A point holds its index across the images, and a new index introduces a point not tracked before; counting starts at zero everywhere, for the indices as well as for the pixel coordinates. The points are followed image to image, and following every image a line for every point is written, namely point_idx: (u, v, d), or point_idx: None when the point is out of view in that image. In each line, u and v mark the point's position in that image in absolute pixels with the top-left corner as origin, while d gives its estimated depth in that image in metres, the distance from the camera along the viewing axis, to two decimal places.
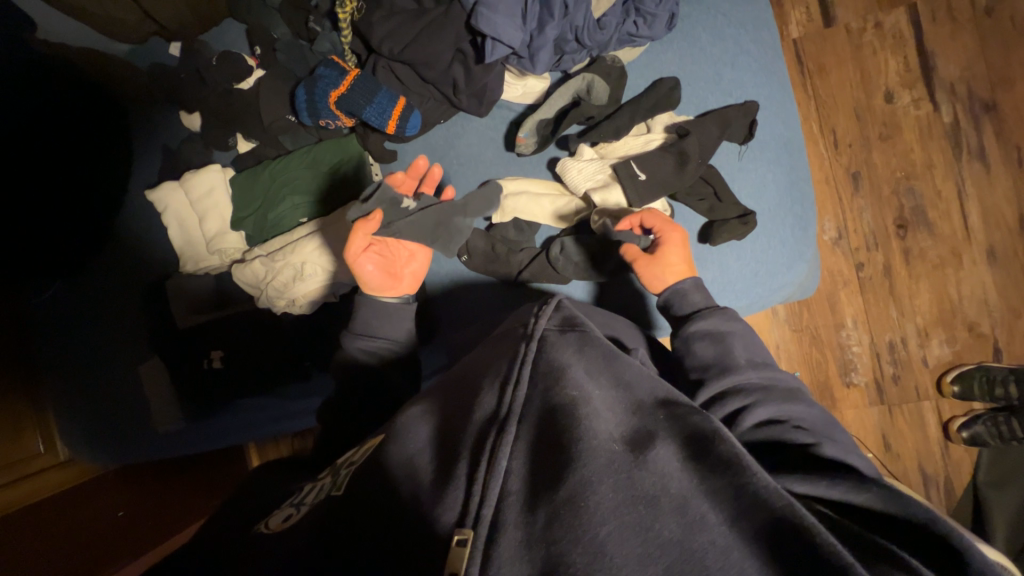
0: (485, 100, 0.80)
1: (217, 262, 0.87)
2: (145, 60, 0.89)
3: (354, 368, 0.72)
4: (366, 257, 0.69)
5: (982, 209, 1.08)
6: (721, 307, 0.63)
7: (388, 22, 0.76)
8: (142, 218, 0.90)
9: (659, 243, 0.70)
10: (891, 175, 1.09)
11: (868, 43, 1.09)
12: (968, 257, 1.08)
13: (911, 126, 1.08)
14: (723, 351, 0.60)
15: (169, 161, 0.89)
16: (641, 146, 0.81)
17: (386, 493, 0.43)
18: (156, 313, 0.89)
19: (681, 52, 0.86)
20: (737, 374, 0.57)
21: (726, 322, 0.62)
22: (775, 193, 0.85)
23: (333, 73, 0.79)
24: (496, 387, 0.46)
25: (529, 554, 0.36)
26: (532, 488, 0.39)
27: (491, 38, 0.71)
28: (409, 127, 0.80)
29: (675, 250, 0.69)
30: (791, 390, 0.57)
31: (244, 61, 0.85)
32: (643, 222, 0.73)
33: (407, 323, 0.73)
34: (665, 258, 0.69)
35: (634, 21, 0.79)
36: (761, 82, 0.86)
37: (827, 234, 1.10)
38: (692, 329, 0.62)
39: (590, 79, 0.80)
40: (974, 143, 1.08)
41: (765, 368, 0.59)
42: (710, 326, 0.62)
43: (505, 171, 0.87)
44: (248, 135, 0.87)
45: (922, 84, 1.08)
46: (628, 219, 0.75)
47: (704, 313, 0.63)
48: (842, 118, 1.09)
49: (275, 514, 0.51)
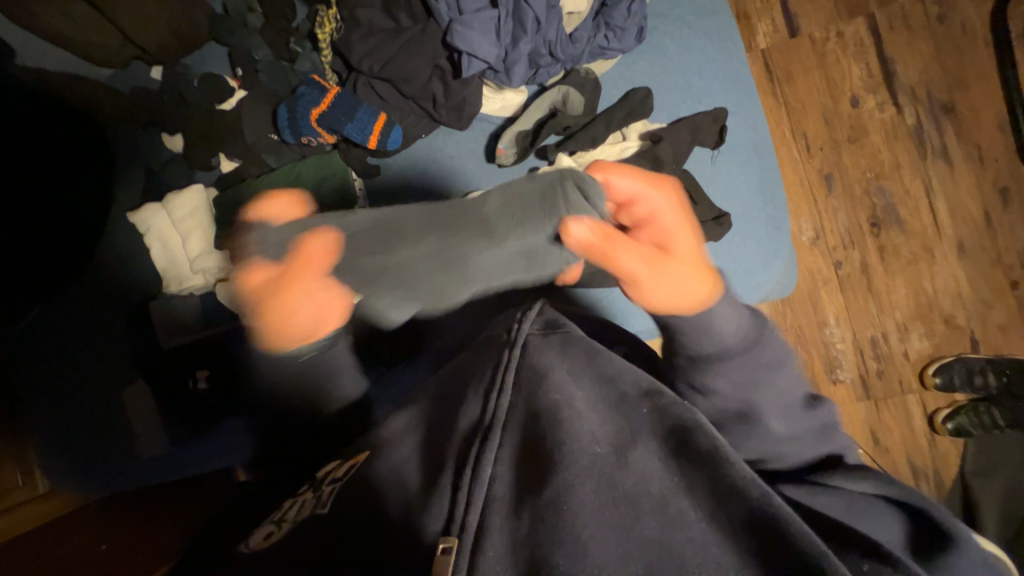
0: (464, 114, 0.82)
1: (201, 282, 0.86)
2: (126, 83, 0.90)
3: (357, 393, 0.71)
4: (305, 299, 0.60)
5: (949, 205, 1.13)
6: (758, 334, 0.55)
7: (368, 41, 0.79)
8: (123, 240, 0.89)
9: (654, 239, 0.53)
10: (861, 176, 1.13)
11: (832, 52, 1.14)
12: (940, 253, 1.12)
13: (876, 128, 1.13)
14: (762, 388, 0.55)
15: (151, 182, 0.90)
16: (617, 153, 0.84)
17: (378, 505, 0.43)
18: (140, 335, 0.88)
19: (652, 63, 0.90)
20: (768, 420, 0.55)
21: (774, 354, 0.56)
22: (747, 194, 0.89)
23: (314, 90, 0.81)
24: (480, 394, 0.47)
25: (514, 557, 0.36)
26: (516, 492, 0.40)
27: (467, 54, 0.74)
28: (390, 141, 0.82)
29: (679, 239, 0.53)
30: (823, 427, 0.57)
31: (226, 82, 0.86)
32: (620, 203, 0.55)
33: (338, 370, 0.72)
34: (671, 257, 0.52)
35: (604, 36, 0.83)
36: (729, 89, 0.90)
37: (805, 234, 1.13)
38: (723, 368, 0.54)
39: (566, 91, 0.84)
40: (936, 143, 1.13)
41: (800, 410, 0.56)
42: (752, 363, 0.54)
43: (487, 181, 0.88)
44: (230, 155, 0.87)
45: (884, 89, 1.13)
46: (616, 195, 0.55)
47: (742, 351, 0.54)
48: (812, 123, 1.14)
49: (256, 531, 0.50)
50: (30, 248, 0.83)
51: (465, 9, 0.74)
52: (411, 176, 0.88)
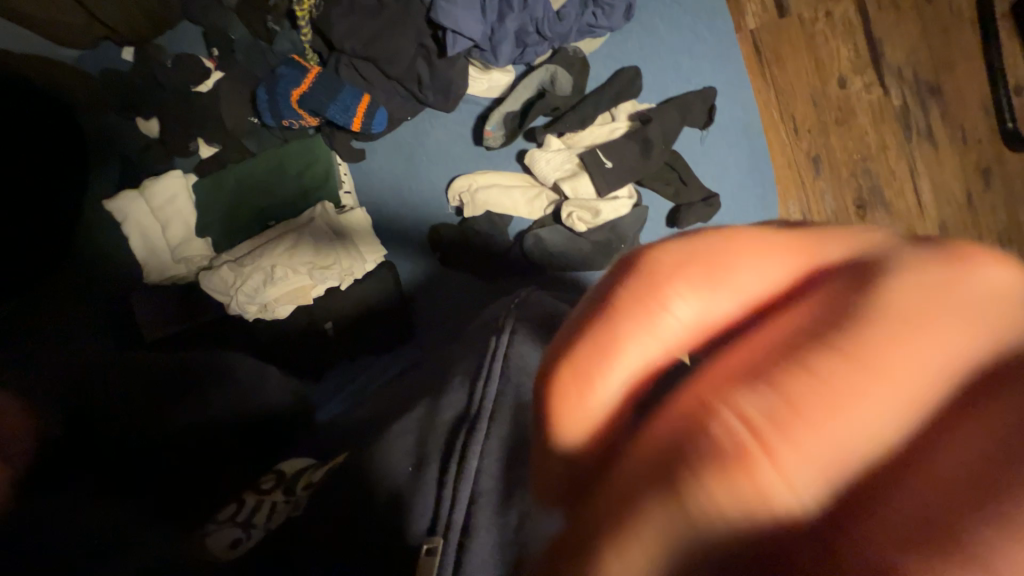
0: (452, 94, 0.80)
1: (184, 272, 0.83)
2: (96, 66, 0.86)
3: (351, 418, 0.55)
4: None
5: (932, 186, 1.14)
6: None
7: (348, 19, 0.76)
8: (101, 230, 0.87)
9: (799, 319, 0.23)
10: (849, 158, 1.14)
11: (821, 32, 1.13)
12: (924, 233, 1.14)
13: (863, 109, 1.13)
14: None
15: (127, 170, 0.86)
16: (606, 134, 0.83)
17: (367, 492, 0.44)
18: (121, 326, 0.84)
19: (641, 42, 0.88)
20: None
21: None
22: (736, 176, 0.89)
23: (294, 71, 0.78)
24: (466, 382, 0.48)
25: (501, 553, 0.39)
26: (501, 487, 0.41)
27: (452, 31, 0.73)
28: (375, 124, 0.80)
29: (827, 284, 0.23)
30: None
31: (202, 63, 0.83)
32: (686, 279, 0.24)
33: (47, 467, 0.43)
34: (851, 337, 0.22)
35: (592, 12, 0.81)
36: (718, 70, 0.89)
37: (794, 216, 1.14)
38: None
39: (552, 71, 0.81)
40: (922, 124, 1.13)
41: None
42: None
43: (474, 166, 0.88)
44: (209, 140, 0.84)
45: (872, 70, 1.13)
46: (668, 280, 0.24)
47: None
48: (800, 104, 1.13)
49: (216, 532, 0.50)
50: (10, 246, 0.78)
51: None
52: (399, 159, 0.88)
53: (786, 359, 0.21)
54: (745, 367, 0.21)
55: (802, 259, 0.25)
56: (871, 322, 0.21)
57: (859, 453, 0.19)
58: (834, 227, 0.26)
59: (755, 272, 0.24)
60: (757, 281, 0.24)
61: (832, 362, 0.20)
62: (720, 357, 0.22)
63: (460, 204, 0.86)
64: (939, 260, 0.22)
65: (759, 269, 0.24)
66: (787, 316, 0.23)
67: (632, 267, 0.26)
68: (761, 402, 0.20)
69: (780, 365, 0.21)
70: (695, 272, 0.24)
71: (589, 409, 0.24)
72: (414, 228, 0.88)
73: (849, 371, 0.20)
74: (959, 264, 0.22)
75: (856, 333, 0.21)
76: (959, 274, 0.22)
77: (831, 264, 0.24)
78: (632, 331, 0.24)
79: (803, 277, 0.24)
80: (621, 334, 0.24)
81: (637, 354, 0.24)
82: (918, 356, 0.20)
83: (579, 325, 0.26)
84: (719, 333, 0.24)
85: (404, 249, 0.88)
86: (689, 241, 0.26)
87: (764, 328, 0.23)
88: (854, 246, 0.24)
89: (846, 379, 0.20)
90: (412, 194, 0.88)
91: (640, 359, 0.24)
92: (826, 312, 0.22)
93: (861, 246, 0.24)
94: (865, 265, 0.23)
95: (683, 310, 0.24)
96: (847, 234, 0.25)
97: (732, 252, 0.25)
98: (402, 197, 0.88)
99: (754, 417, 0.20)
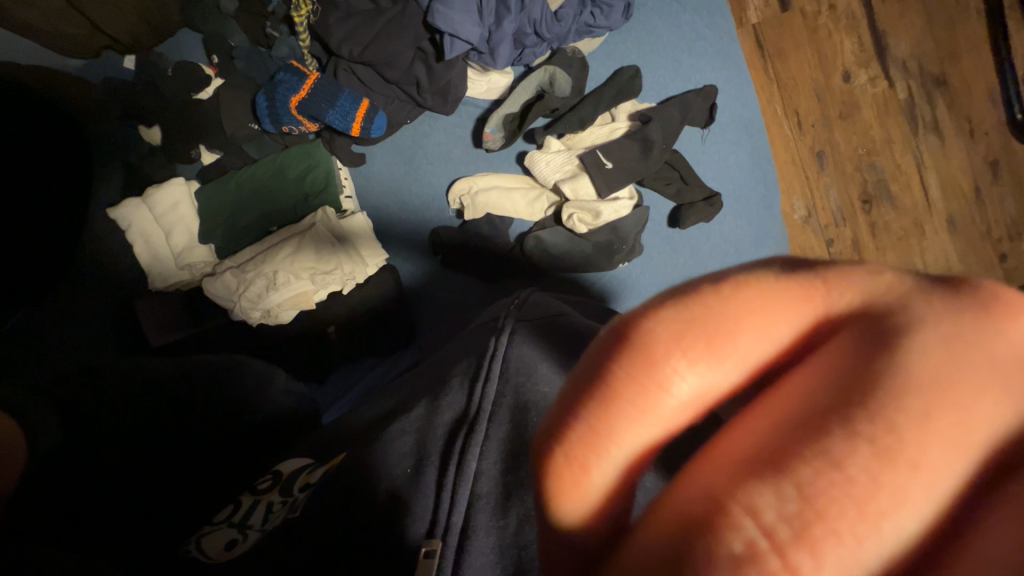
0: (450, 96, 0.81)
1: (187, 278, 0.83)
2: (98, 74, 0.86)
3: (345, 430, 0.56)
4: None
5: (939, 179, 1.12)
6: None
7: (346, 24, 0.76)
8: (103, 238, 0.87)
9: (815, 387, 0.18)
10: (853, 152, 1.12)
11: (824, 26, 1.11)
12: (930, 228, 1.12)
13: (868, 103, 1.12)
14: None
15: (130, 178, 0.87)
16: (607, 134, 0.83)
17: (367, 486, 0.44)
18: (127, 334, 0.85)
19: (640, 41, 0.88)
20: None
21: None
22: (737, 174, 0.88)
23: (292, 77, 0.78)
24: (465, 384, 0.49)
25: (502, 559, 0.39)
26: (500, 489, 0.42)
27: (450, 35, 0.72)
28: (375, 128, 0.81)
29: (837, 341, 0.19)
30: None
31: (202, 71, 0.84)
32: (686, 348, 0.19)
33: None
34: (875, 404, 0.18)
35: (590, 12, 0.80)
36: (719, 67, 0.88)
37: (798, 213, 1.13)
38: None
39: (552, 71, 0.80)
40: (928, 117, 1.12)
41: None
42: None
43: (475, 168, 0.88)
44: (210, 147, 0.85)
45: (876, 63, 1.11)
46: (664, 353, 0.19)
47: None
48: (803, 99, 1.12)
49: (211, 535, 0.49)
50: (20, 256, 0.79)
51: None
52: (399, 163, 0.88)
53: (814, 450, 0.16)
54: (765, 457, 0.16)
55: (813, 309, 0.20)
56: (907, 398, 0.17)
57: (892, 556, 0.16)
58: (842, 265, 0.22)
59: (759, 328, 0.19)
60: (769, 343, 0.20)
61: (871, 461, 0.16)
62: (730, 442, 0.18)
63: (460, 207, 0.86)
64: (964, 313, 0.19)
65: (767, 328, 0.20)
66: (804, 385, 0.18)
67: (619, 334, 0.20)
68: (786, 507, 0.16)
69: (808, 457, 0.16)
70: (699, 342, 0.19)
71: (584, 499, 0.20)
72: (415, 231, 0.88)
73: (892, 473, 0.16)
74: (987, 316, 0.19)
75: (895, 419, 0.16)
76: (990, 331, 0.18)
77: (845, 316, 0.20)
78: (629, 414, 0.19)
79: (810, 333, 0.20)
80: (616, 417, 0.19)
81: (635, 437, 0.19)
82: (956, 438, 0.17)
83: (559, 404, 0.21)
84: (717, 400, 0.20)
85: (405, 253, 0.88)
86: (684, 298, 0.20)
87: (774, 402, 0.18)
88: (871, 294, 0.20)
89: (884, 478, 0.16)
90: (413, 197, 0.88)
91: (638, 443, 0.19)
92: (855, 384, 0.17)
93: (876, 294, 0.20)
94: (888, 319, 0.19)
95: (687, 387, 0.19)
96: (859, 275, 0.21)
97: (740, 311, 0.19)
98: (402, 200, 0.88)
99: (781, 525, 0.16)
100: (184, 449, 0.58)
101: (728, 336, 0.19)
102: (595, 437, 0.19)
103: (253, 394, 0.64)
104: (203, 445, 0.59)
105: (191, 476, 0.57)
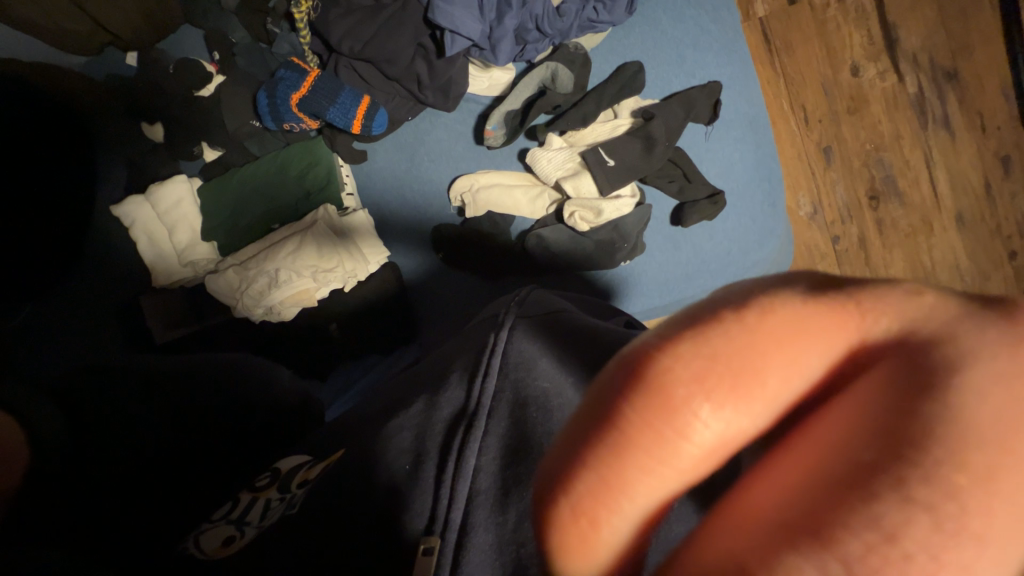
0: (451, 93, 0.80)
1: (190, 275, 0.83)
2: (101, 71, 0.86)
3: (343, 424, 0.56)
4: None
5: (950, 175, 1.10)
6: None
7: (346, 20, 0.75)
8: (108, 236, 0.87)
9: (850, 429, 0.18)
10: (861, 148, 1.11)
11: (833, 18, 1.09)
12: (938, 225, 1.11)
13: (877, 98, 1.10)
14: None
15: (133, 175, 0.87)
16: (609, 131, 0.82)
17: (368, 479, 0.45)
18: (132, 331, 0.85)
19: (644, 36, 0.87)
20: None
21: None
22: (742, 172, 0.87)
23: (293, 74, 0.78)
24: (464, 380, 0.49)
25: (500, 557, 0.39)
26: (499, 486, 0.42)
27: (450, 31, 0.71)
28: (375, 125, 0.81)
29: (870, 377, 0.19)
30: None
31: (203, 68, 0.83)
32: (708, 387, 0.18)
33: None
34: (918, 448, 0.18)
35: (594, 7, 0.79)
36: (724, 62, 0.87)
37: (803, 210, 1.11)
38: None
39: (553, 67, 0.80)
40: (938, 112, 1.10)
41: None
42: None
43: (476, 165, 0.87)
44: (213, 144, 0.85)
45: (885, 56, 1.09)
46: (682, 394, 0.18)
47: None
48: (810, 94, 1.10)
49: (209, 532, 0.49)
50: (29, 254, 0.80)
51: None
52: (401, 161, 0.88)
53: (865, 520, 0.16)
54: (799, 519, 0.16)
55: (847, 339, 0.20)
56: (967, 456, 0.16)
57: None
58: (876, 285, 0.21)
59: (788, 364, 0.19)
60: (801, 379, 0.19)
61: (926, 533, 0.16)
62: (757, 498, 0.18)
63: (461, 205, 0.85)
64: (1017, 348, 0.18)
65: (799, 362, 0.19)
66: (840, 432, 0.18)
67: (633, 372, 0.19)
68: None
69: (856, 526, 0.16)
70: (724, 382, 0.18)
71: (594, 554, 0.20)
72: (416, 228, 0.88)
73: (950, 548, 0.16)
74: None
75: (953, 481, 0.16)
76: None
77: (881, 346, 0.19)
78: (645, 467, 0.18)
79: (843, 365, 0.19)
80: (631, 470, 0.18)
81: (653, 487, 0.19)
82: (1009, 498, 0.16)
83: (568, 436, 0.20)
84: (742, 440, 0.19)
85: (407, 250, 0.88)
86: (706, 329, 0.19)
87: (805, 446, 0.18)
88: (910, 323, 0.20)
89: (941, 553, 0.16)
90: (414, 194, 0.88)
91: (657, 494, 0.19)
92: (904, 439, 0.17)
93: (917, 321, 0.20)
94: (927, 356, 0.19)
95: (709, 433, 0.18)
96: (897, 300, 0.20)
97: (765, 344, 0.19)
98: (404, 198, 0.88)
99: None
100: (187, 445, 0.59)
101: (749, 367, 0.18)
102: (607, 480, 0.19)
103: (258, 390, 0.65)
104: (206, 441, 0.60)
105: (193, 472, 0.58)
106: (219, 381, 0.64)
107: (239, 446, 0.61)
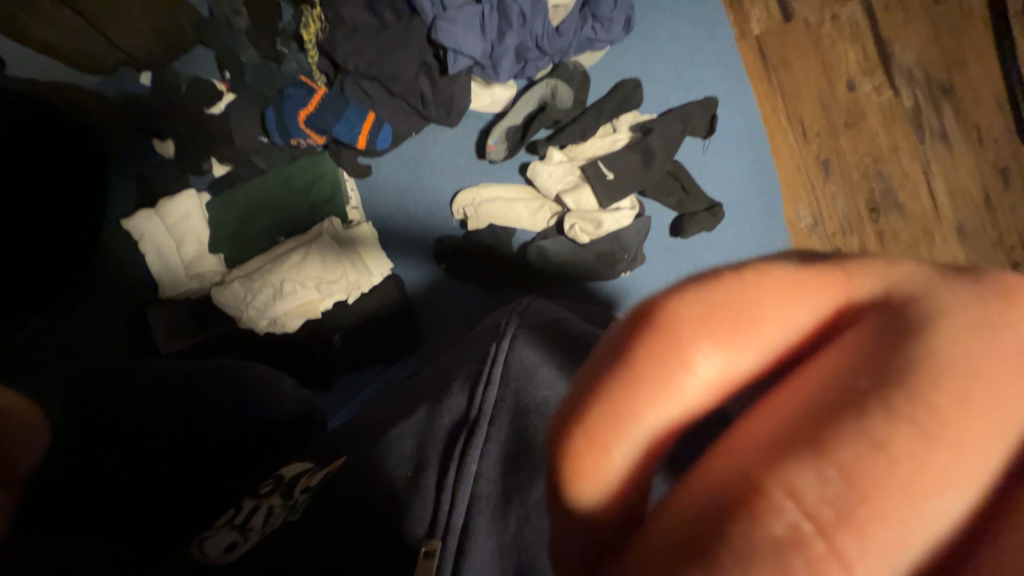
0: (454, 110, 0.82)
1: (196, 286, 0.85)
2: (115, 90, 0.89)
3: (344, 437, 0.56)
4: None
5: (948, 187, 1.11)
6: None
7: (351, 40, 0.78)
8: (118, 249, 0.88)
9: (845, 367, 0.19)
10: (859, 160, 1.12)
11: (827, 35, 1.12)
12: (940, 236, 1.11)
13: (873, 111, 1.12)
14: None
15: (144, 189, 0.89)
16: (607, 147, 0.83)
17: (370, 486, 0.45)
18: (138, 342, 0.86)
19: (642, 53, 0.89)
20: None
21: None
22: (740, 184, 0.88)
23: (301, 92, 0.81)
24: (465, 388, 0.49)
25: (502, 564, 0.40)
26: (500, 493, 0.43)
27: (453, 50, 0.75)
28: (380, 141, 0.83)
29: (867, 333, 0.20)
30: None
31: (214, 85, 0.86)
32: (712, 330, 0.20)
33: None
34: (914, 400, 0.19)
35: (591, 27, 0.83)
36: (721, 78, 0.89)
37: (804, 221, 1.12)
38: None
39: (553, 84, 0.83)
40: (935, 125, 1.11)
41: None
42: None
43: (479, 178, 0.89)
44: (222, 158, 0.86)
45: (881, 71, 1.11)
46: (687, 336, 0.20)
47: None
48: (808, 108, 1.12)
49: (212, 537, 0.49)
50: (40, 268, 0.80)
51: (449, 5, 0.75)
52: (405, 174, 0.90)
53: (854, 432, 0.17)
54: (799, 439, 0.17)
55: (836, 295, 0.21)
56: (945, 383, 0.17)
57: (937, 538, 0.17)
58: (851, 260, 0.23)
59: (780, 315, 0.21)
60: (792, 328, 0.21)
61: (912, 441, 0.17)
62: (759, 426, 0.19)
63: (464, 216, 0.87)
64: (985, 295, 0.20)
65: (792, 314, 0.21)
66: (834, 368, 0.19)
67: (642, 320, 0.22)
68: (830, 491, 0.16)
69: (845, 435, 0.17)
70: (725, 324, 0.20)
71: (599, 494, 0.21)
72: (419, 241, 0.89)
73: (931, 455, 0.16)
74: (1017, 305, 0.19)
75: (935, 403, 0.17)
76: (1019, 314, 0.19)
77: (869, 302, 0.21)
78: (652, 399, 0.20)
79: (837, 318, 0.21)
80: (637, 404, 0.20)
81: (653, 419, 0.21)
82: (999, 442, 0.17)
83: (582, 379, 0.23)
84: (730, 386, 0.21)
85: (409, 262, 0.89)
86: (706, 284, 0.22)
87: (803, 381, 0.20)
88: (896, 283, 0.21)
89: (925, 456, 0.16)
90: (417, 206, 0.89)
91: (655, 431, 0.21)
92: (887, 365, 0.18)
93: (897, 283, 0.21)
94: (911, 306, 0.20)
95: (709, 369, 0.20)
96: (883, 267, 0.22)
97: (761, 295, 0.21)
98: (407, 210, 0.89)
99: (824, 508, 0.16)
100: (191, 454, 0.59)
101: (747, 316, 0.21)
102: (617, 414, 0.21)
103: (264, 397, 0.65)
104: (210, 450, 0.60)
105: (197, 481, 0.58)
106: (224, 387, 0.64)
107: (240, 453, 0.61)
